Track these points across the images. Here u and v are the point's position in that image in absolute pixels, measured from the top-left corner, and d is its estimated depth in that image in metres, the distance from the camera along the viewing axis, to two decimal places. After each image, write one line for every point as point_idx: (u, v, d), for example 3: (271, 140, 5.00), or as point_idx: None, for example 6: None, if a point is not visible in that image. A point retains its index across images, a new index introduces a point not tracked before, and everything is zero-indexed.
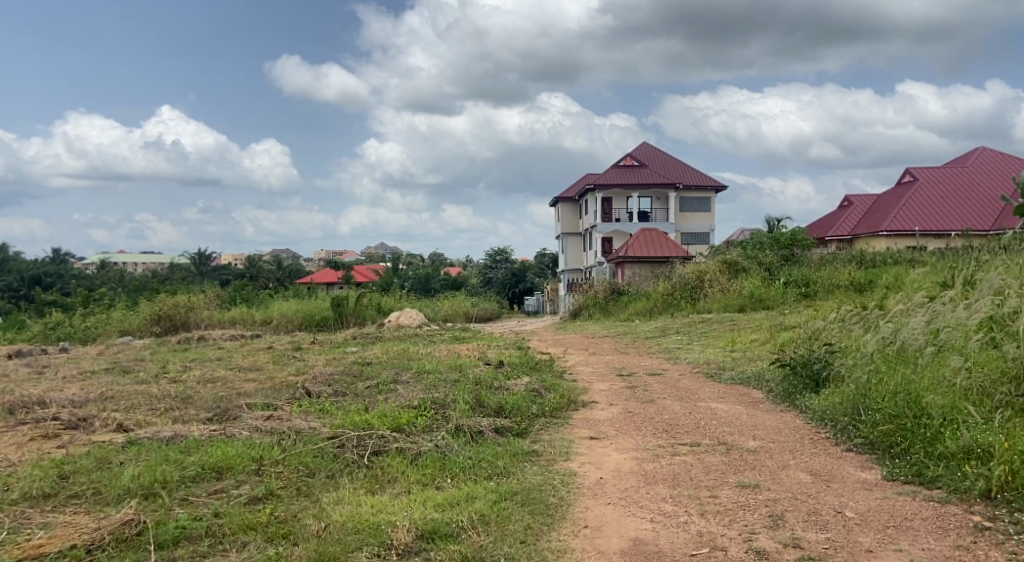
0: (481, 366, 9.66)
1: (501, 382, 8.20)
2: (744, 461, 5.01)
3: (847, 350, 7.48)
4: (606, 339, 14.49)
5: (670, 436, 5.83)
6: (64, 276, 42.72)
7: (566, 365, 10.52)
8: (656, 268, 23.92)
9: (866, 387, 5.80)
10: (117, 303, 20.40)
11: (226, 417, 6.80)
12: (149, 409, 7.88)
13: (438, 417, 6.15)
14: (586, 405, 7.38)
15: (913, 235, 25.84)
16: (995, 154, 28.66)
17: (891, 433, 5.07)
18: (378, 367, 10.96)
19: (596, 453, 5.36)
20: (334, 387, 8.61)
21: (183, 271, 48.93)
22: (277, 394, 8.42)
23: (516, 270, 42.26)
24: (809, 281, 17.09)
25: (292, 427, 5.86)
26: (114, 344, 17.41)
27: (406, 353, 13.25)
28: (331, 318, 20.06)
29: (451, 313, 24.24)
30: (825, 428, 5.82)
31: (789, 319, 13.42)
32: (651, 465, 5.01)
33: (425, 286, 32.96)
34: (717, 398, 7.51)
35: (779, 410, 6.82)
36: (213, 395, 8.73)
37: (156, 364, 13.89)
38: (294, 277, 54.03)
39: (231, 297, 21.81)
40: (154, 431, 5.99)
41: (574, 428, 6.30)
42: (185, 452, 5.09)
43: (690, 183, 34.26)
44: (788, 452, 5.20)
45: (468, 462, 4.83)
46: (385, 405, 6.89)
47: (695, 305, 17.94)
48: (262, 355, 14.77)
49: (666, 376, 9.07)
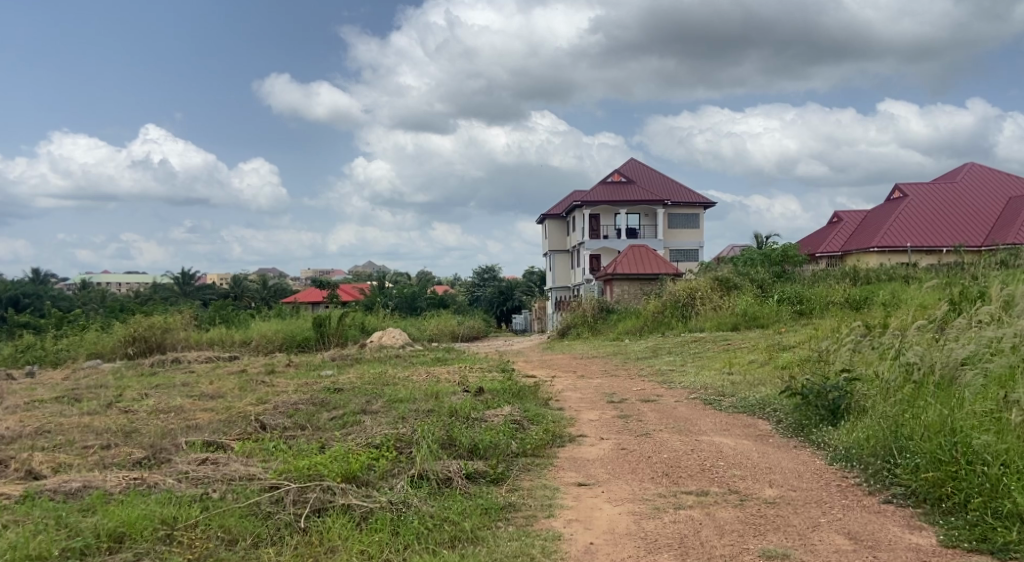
0: (458, 394, 8.73)
1: (478, 413, 7.30)
2: (764, 518, 4.15)
3: (866, 376, 6.62)
4: (595, 360, 13.67)
5: (671, 482, 4.96)
6: (43, 295, 41.41)
7: (551, 391, 9.61)
8: (644, 285, 23.07)
9: (898, 422, 4.99)
10: (90, 324, 19.42)
11: (158, 459, 5.88)
12: (82, 448, 6.93)
13: (401, 460, 5.26)
14: (572, 440, 6.49)
15: (905, 251, 25.21)
16: (984, 170, 28.15)
17: (941, 482, 4.23)
18: (347, 394, 10.01)
19: (584, 507, 4.47)
20: (292, 420, 7.69)
21: (166, 290, 47.73)
22: (228, 429, 7.48)
23: (504, 288, 41.21)
24: (804, 298, 16.31)
25: (225, 476, 4.94)
26: (81, 368, 16.36)
27: (382, 376, 12.33)
28: (312, 338, 19.07)
29: (436, 333, 23.32)
30: (853, 470, 5.00)
31: (788, 338, 12.62)
32: (650, 523, 4.15)
33: (411, 305, 32.03)
34: (720, 431, 6.66)
35: (792, 446, 5.99)
36: (158, 429, 7.79)
37: (114, 391, 12.87)
38: (280, 295, 53.00)
39: (210, 317, 20.82)
40: (62, 479, 5.05)
41: (558, 471, 5.40)
42: (82, 514, 4.16)
43: (679, 200, 33.59)
44: (814, 504, 4.36)
45: (427, 525, 3.97)
46: (343, 444, 5.99)
47: (687, 324, 17.14)
48: (231, 380, 13.81)
49: (660, 403, 8.20)
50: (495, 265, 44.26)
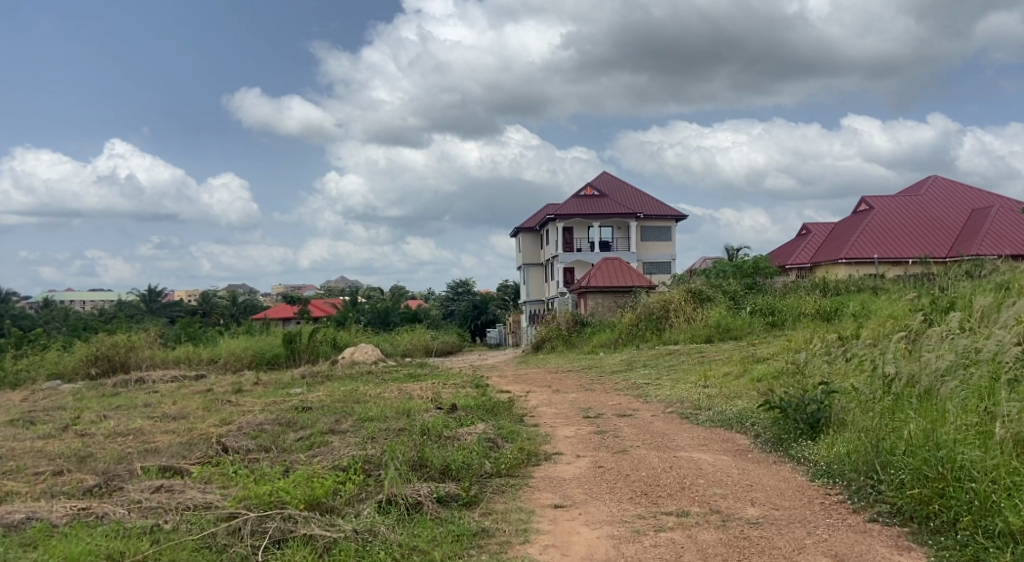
0: (430, 411, 8.49)
1: (451, 431, 7.07)
2: (747, 539, 4.00)
3: (844, 388, 6.49)
4: (570, 374, 13.50)
5: (650, 502, 4.77)
6: (3, 315, 40.35)
7: (525, 406, 9.41)
8: (618, 298, 22.96)
9: (881, 435, 4.85)
10: (52, 344, 18.84)
11: (112, 487, 5.62)
12: (33, 475, 6.60)
13: (369, 483, 5.04)
14: (548, 458, 6.29)
15: (873, 262, 25.41)
16: (947, 182, 28.54)
17: (928, 500, 4.09)
18: (316, 413, 9.70)
19: (561, 530, 4.28)
20: (257, 441, 7.41)
21: (132, 307, 46.79)
22: (188, 452, 7.18)
23: (478, 302, 40.88)
24: (776, 309, 16.29)
25: (181, 505, 4.71)
26: (41, 389, 15.82)
27: (353, 394, 12.05)
28: (282, 355, 18.67)
29: (409, 348, 22.99)
30: (835, 486, 4.84)
31: (762, 350, 12.54)
32: (630, 547, 3.99)
33: (383, 320, 31.65)
34: (697, 446, 6.50)
35: (772, 461, 5.83)
36: (116, 453, 7.47)
37: (74, 413, 12.43)
38: (250, 311, 52.23)
39: (176, 335, 20.32)
40: (6, 510, 4.80)
41: (534, 493, 5.19)
42: (23, 548, 3.96)
43: (651, 213, 33.67)
44: (798, 524, 4.20)
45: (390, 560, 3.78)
46: (309, 466, 5.74)
47: (661, 336, 17.05)
48: (195, 400, 13.39)
49: (636, 418, 8.04)
50: (468, 279, 43.96)
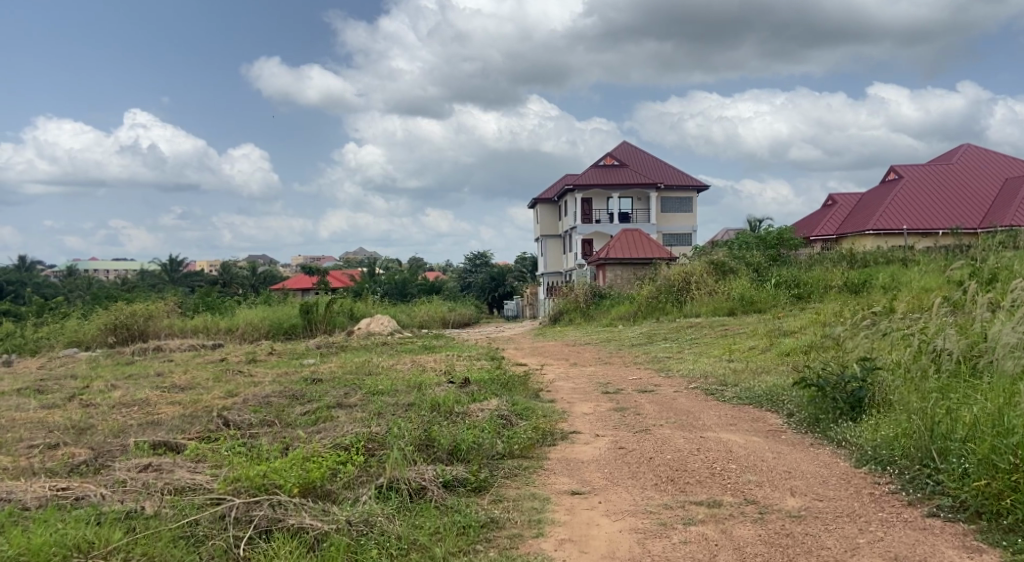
0: (442, 385, 8.08)
1: (462, 406, 6.64)
2: (790, 537, 3.54)
3: (887, 364, 5.97)
4: (588, 347, 13.04)
5: (678, 490, 4.32)
6: (28, 283, 40.41)
7: (541, 380, 8.98)
8: (638, 270, 22.43)
9: (935, 415, 4.34)
10: (71, 312, 18.60)
11: (99, 465, 5.23)
12: (25, 449, 6.25)
13: (371, 464, 4.62)
14: (565, 438, 5.84)
15: (901, 233, 24.61)
16: (980, 151, 27.57)
17: (999, 494, 3.61)
18: (325, 386, 9.34)
19: (578, 521, 3.85)
20: (261, 415, 7.03)
21: (154, 277, 46.75)
22: (189, 425, 6.81)
23: (496, 274, 40.39)
24: (801, 282, 15.70)
25: (167, 486, 4.32)
26: (57, 357, 15.61)
27: (365, 366, 11.68)
28: (298, 326, 18.39)
29: (425, 319, 22.59)
30: (884, 474, 4.37)
31: (787, 323, 12.04)
32: (657, 545, 3.55)
33: (401, 291, 31.30)
34: (725, 426, 6.02)
35: (810, 444, 5.36)
36: (116, 426, 7.12)
37: (84, 382, 12.18)
38: (271, 282, 52.17)
39: (194, 304, 20.04)
40: None
41: (549, 477, 4.76)
42: None
43: (672, 184, 32.95)
44: (847, 518, 3.74)
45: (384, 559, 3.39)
46: (307, 445, 5.33)
47: (682, 309, 16.51)
48: (206, 370, 13.09)
49: (658, 394, 7.58)
50: (487, 252, 43.44)
